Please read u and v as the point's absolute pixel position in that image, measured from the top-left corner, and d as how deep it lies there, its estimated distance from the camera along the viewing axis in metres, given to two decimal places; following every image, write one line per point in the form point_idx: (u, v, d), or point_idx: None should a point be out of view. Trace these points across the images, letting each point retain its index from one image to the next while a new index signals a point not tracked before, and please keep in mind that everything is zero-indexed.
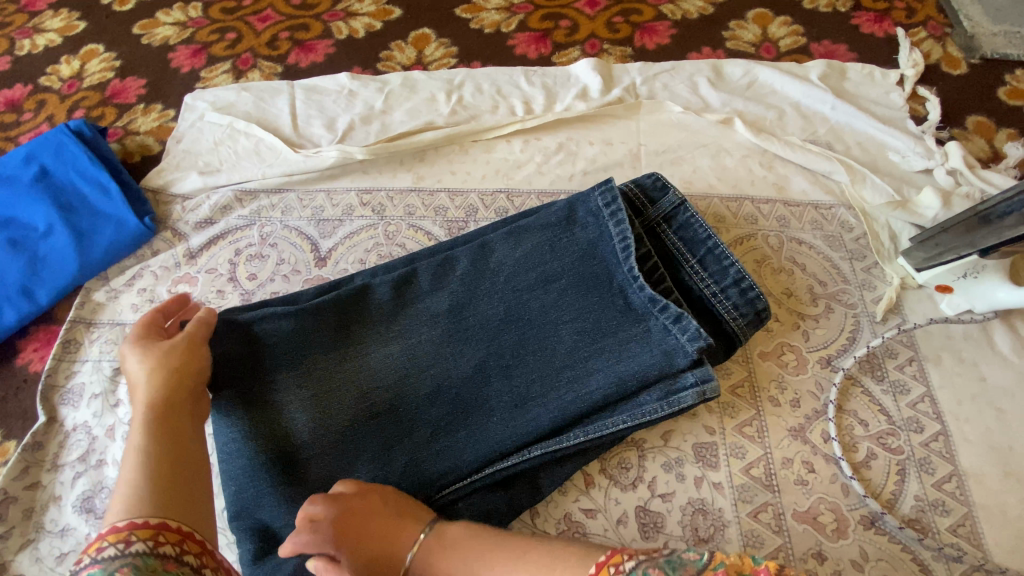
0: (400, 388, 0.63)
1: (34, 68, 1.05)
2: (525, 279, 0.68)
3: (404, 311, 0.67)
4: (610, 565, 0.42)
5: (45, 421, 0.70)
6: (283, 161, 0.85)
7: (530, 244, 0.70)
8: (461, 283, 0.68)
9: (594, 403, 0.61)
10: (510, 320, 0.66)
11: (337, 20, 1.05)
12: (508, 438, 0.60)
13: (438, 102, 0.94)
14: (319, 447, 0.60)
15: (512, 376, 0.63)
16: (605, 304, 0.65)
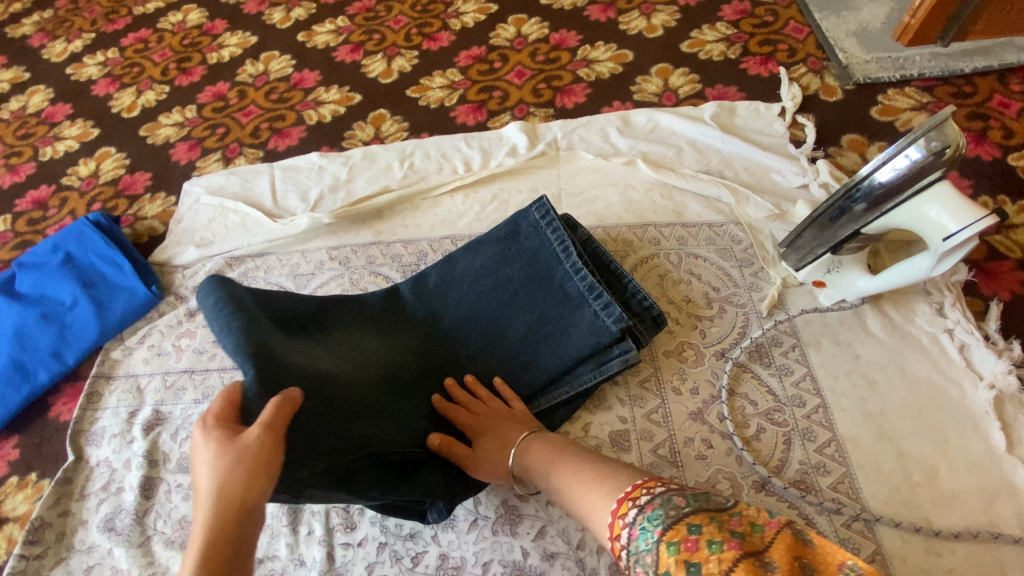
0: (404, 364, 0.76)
1: (58, 171, 1.26)
2: (484, 283, 0.83)
3: (394, 316, 0.82)
4: (630, 499, 0.51)
5: (73, 459, 0.84)
6: (265, 230, 1.03)
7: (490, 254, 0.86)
8: (434, 294, 0.84)
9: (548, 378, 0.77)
10: (475, 319, 0.81)
11: (308, 109, 1.26)
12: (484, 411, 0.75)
13: (392, 169, 1.12)
14: (358, 387, 0.69)
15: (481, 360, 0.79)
16: (549, 298, 0.80)
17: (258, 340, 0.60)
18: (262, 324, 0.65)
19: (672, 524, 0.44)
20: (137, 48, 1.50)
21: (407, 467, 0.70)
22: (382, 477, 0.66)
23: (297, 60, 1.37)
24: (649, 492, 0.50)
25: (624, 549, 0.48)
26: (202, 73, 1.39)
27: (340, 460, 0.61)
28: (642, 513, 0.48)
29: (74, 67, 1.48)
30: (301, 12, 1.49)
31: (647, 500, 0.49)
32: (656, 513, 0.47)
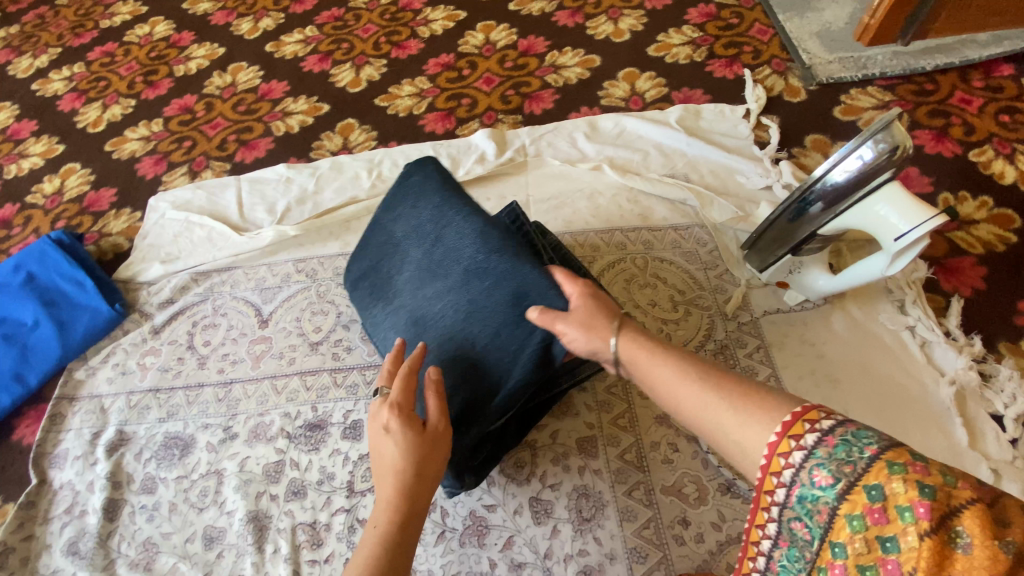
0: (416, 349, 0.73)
1: (22, 189, 1.24)
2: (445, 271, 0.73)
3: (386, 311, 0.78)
4: (808, 417, 0.45)
5: (36, 483, 0.82)
6: (231, 244, 1.02)
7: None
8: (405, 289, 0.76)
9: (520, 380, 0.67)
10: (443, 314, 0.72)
11: (276, 120, 1.25)
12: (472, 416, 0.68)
13: (361, 178, 1.11)
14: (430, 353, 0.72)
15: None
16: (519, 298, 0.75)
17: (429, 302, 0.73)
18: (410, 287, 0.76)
19: (890, 445, 0.41)
20: (103, 62, 1.48)
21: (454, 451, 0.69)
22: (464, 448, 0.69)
23: (265, 71, 1.36)
24: (814, 431, 0.44)
25: (796, 455, 0.44)
26: (169, 86, 1.38)
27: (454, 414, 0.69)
28: (843, 423, 0.43)
29: (39, 83, 1.46)
30: (269, 23, 1.48)
31: (816, 441, 0.44)
32: (864, 427, 0.43)
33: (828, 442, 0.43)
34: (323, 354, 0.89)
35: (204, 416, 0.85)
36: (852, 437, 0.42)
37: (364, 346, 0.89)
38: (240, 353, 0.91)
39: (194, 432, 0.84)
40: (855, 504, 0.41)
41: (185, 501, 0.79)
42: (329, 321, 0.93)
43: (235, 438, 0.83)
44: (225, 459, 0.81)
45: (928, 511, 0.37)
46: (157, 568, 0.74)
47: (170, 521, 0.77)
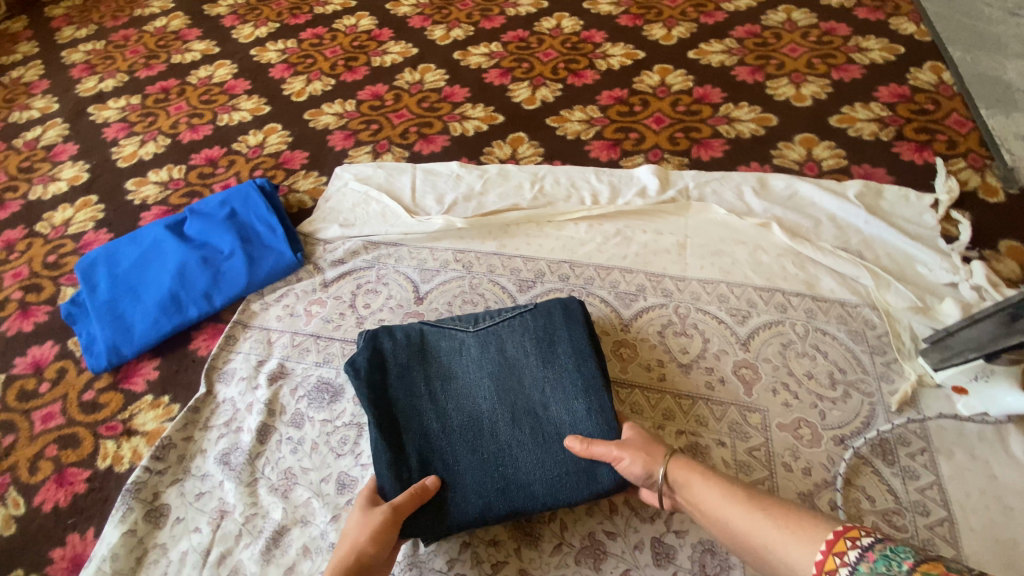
0: (482, 352, 0.82)
1: (230, 136, 1.41)
2: (539, 402, 0.77)
3: (515, 330, 0.83)
4: (845, 540, 0.51)
5: (204, 391, 0.92)
6: (402, 223, 1.13)
7: (586, 376, 0.77)
8: (539, 352, 0.80)
9: (420, 430, 0.76)
10: (501, 385, 0.78)
11: (454, 121, 1.36)
12: (403, 382, 0.79)
13: (524, 188, 1.18)
14: (467, 358, 0.81)
15: (472, 413, 0.76)
16: (502, 453, 0.74)
17: (509, 378, 0.79)
18: (531, 361, 0.80)
19: (926, 560, 0.46)
20: (312, 42, 1.67)
21: (379, 366, 0.81)
22: (375, 371, 0.80)
23: (450, 76, 1.49)
24: (856, 548, 0.50)
25: (844, 570, 0.50)
26: (365, 74, 1.53)
27: (401, 388, 0.79)
28: (881, 539, 0.49)
29: (257, 50, 1.67)
30: (459, 33, 1.62)
31: (858, 557, 0.49)
32: (900, 545, 0.48)
33: (867, 557, 0.48)
34: None
35: None
36: (890, 553, 0.48)
37: None
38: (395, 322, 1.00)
39: (343, 384, 0.91)
40: None
41: (326, 443, 0.85)
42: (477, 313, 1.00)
43: None
44: None
45: None
46: (292, 498, 0.80)
47: (310, 458, 0.84)
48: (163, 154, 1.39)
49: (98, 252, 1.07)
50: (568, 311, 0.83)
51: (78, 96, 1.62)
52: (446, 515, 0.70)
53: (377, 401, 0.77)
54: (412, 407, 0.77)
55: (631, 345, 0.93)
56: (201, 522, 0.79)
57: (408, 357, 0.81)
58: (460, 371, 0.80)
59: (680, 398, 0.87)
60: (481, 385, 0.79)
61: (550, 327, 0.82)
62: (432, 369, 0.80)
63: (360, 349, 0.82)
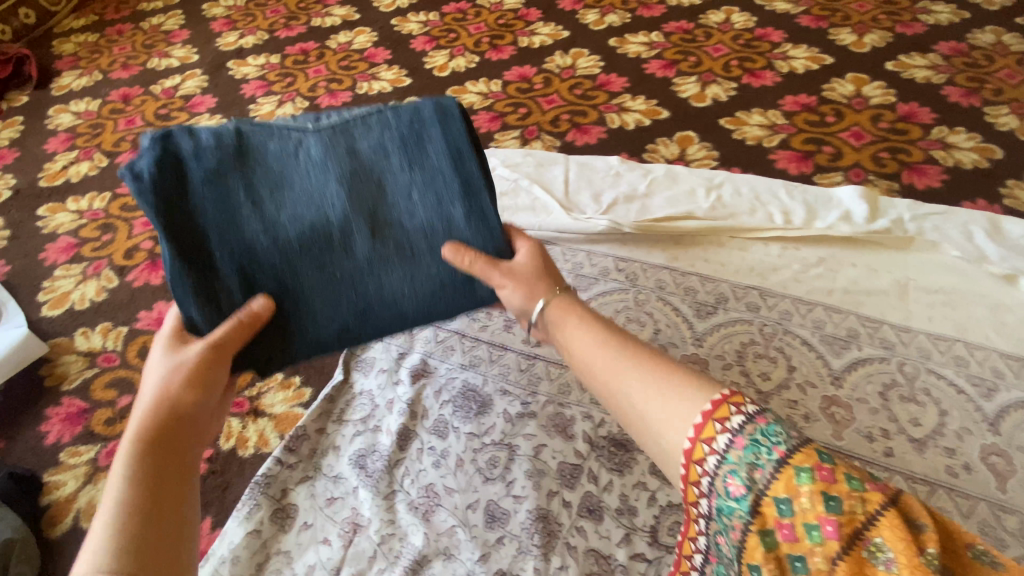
0: (259, 136, 0.54)
1: (370, 106, 1.33)
2: (369, 200, 0.54)
3: (336, 123, 0.56)
4: (728, 406, 0.43)
5: (340, 379, 0.83)
6: (555, 219, 0.99)
7: (429, 166, 0.56)
8: (337, 133, 0.56)
9: (287, 262, 0.53)
10: (280, 181, 0.53)
11: (611, 112, 1.22)
12: (254, 196, 0.52)
13: (698, 195, 1.02)
14: (235, 144, 0.53)
15: (322, 230, 0.53)
16: (352, 283, 0.54)
17: (310, 172, 0.54)
18: (332, 151, 0.55)
19: (800, 448, 0.40)
20: (456, 16, 1.57)
21: (168, 166, 0.51)
22: (175, 179, 0.51)
23: (606, 63, 1.35)
24: (722, 430, 0.43)
25: (710, 463, 0.43)
26: (512, 53, 1.42)
27: (232, 203, 0.52)
28: (753, 417, 0.42)
29: (398, 20, 1.60)
30: (615, 19, 1.48)
31: (727, 444, 0.42)
32: (769, 424, 0.42)
33: (737, 444, 0.42)
34: None
35: (504, 380, 0.81)
36: (762, 438, 0.41)
37: None
38: None
39: (493, 394, 0.80)
40: (767, 517, 0.40)
41: (473, 463, 0.73)
42: (646, 335, 0.85)
43: (533, 418, 0.77)
44: (520, 437, 0.75)
45: (835, 527, 0.36)
46: (434, 523, 0.69)
47: (455, 476, 0.73)
48: (301, 117, 1.33)
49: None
50: (427, 107, 0.58)
51: (218, 49, 1.60)
52: (304, 340, 0.55)
53: (241, 230, 0.52)
54: (226, 217, 0.52)
55: (845, 404, 0.76)
56: (331, 532, 0.69)
57: (188, 144, 0.52)
58: (239, 176, 0.53)
59: (912, 481, 0.70)
60: (267, 174, 0.53)
61: (358, 116, 0.57)
62: (212, 159, 0.52)
63: (142, 151, 0.51)
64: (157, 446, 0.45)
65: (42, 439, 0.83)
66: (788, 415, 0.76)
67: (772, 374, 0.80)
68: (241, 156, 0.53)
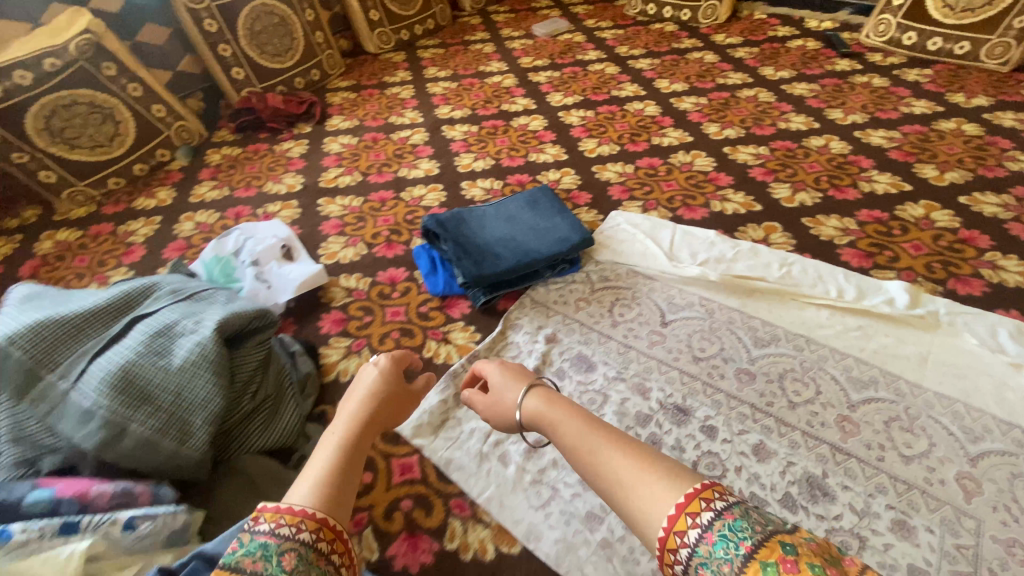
0: (510, 219, 1.46)
1: (536, 170, 1.86)
2: (528, 230, 1.42)
3: (516, 206, 1.49)
4: (700, 500, 0.53)
5: (500, 331, 1.31)
6: (661, 264, 1.40)
7: (575, 226, 1.42)
8: (534, 214, 1.46)
9: (504, 252, 1.36)
10: (519, 231, 1.42)
11: (715, 200, 1.63)
12: (501, 237, 1.41)
13: (772, 267, 1.38)
14: (503, 222, 1.46)
15: (523, 244, 1.38)
16: (504, 248, 1.38)
17: (527, 227, 1.43)
18: (492, 211, 1.49)
19: (764, 542, 0.48)
20: (607, 116, 2.10)
21: (477, 230, 1.44)
22: (480, 235, 1.42)
23: (718, 164, 1.77)
24: (696, 524, 0.51)
25: (683, 551, 0.51)
26: (645, 148, 1.89)
27: (493, 239, 1.41)
28: (720, 514, 0.51)
29: (563, 113, 2.16)
30: (731, 132, 1.92)
31: (698, 538, 0.50)
32: (737, 519, 0.50)
33: (707, 540, 0.49)
34: (702, 368, 1.19)
35: (606, 356, 1.23)
36: (729, 533, 0.49)
37: (734, 381, 1.16)
38: (641, 334, 1.27)
39: (596, 361, 1.22)
40: None
41: (578, 398, 1.15)
42: (713, 349, 1.22)
43: (622, 382, 1.17)
44: (612, 390, 1.16)
45: None
46: None
47: None
48: (488, 170, 1.89)
49: (422, 233, 1.50)
50: (560, 203, 1.49)
51: (436, 117, 2.26)
52: (501, 274, 1.33)
53: (493, 246, 1.39)
54: (461, 233, 1.42)
55: (854, 422, 1.06)
56: None
57: (485, 226, 1.45)
58: (497, 226, 1.44)
59: (894, 480, 0.97)
60: (508, 229, 1.43)
61: (550, 207, 1.48)
62: (489, 226, 1.45)
63: (429, 221, 1.44)
64: (354, 445, 0.75)
65: (320, 329, 1.41)
66: (808, 419, 1.08)
67: (803, 392, 1.12)
68: (504, 229, 1.43)
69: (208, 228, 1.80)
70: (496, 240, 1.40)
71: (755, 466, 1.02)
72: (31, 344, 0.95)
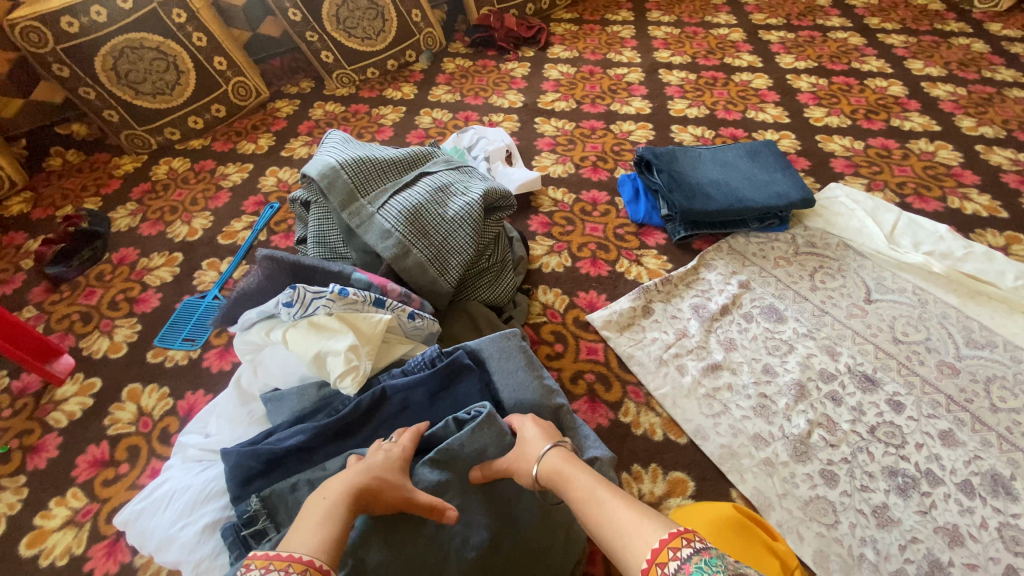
0: (727, 165, 1.50)
1: (752, 127, 1.85)
2: (745, 179, 1.45)
3: (735, 154, 1.53)
4: (681, 538, 0.59)
5: (693, 266, 1.39)
6: (877, 244, 1.38)
7: (796, 185, 1.43)
8: (753, 166, 1.49)
9: (718, 193, 1.42)
10: (736, 177, 1.46)
11: (955, 196, 1.55)
12: (717, 178, 1.46)
13: (1008, 276, 1.29)
14: (719, 166, 1.50)
15: (740, 190, 1.42)
16: (718, 189, 1.43)
17: (744, 175, 1.46)
18: (709, 154, 1.54)
19: None
20: (841, 88, 2.00)
21: (692, 167, 1.50)
22: (695, 172, 1.48)
23: (966, 161, 1.67)
24: (678, 556, 0.57)
25: None
26: (881, 128, 1.80)
27: (708, 179, 1.46)
28: (698, 551, 0.56)
29: (792, 76, 2.08)
30: (989, 131, 1.78)
31: (675, 569, 0.56)
32: (712, 557, 0.55)
33: (684, 569, 0.55)
34: (900, 350, 1.19)
35: (797, 313, 1.28)
36: (705, 566, 0.54)
37: (934, 370, 1.15)
38: (840, 303, 1.28)
39: (787, 315, 1.27)
40: None
41: (762, 340, 1.23)
42: (918, 337, 1.21)
43: (810, 339, 1.22)
44: (799, 343, 1.22)
45: None
46: (730, 355, 1.21)
47: (748, 341, 1.24)
48: (702, 119, 1.92)
49: (636, 163, 1.60)
50: (781, 161, 1.50)
51: (655, 59, 2.29)
52: (712, 212, 1.39)
53: (707, 185, 1.45)
54: (676, 167, 1.49)
55: None
56: (670, 331, 1.27)
57: (701, 166, 1.50)
58: (713, 168, 1.49)
59: None
60: (725, 174, 1.47)
61: (771, 162, 1.49)
62: (705, 167, 1.50)
63: (648, 151, 1.53)
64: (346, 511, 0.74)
65: (529, 226, 1.62)
66: (1009, 426, 1.06)
67: (1012, 401, 1.10)
68: (720, 172, 1.48)
69: (443, 125, 2.11)
70: (709, 182, 1.45)
71: (938, 448, 1.04)
72: (354, 170, 1.24)
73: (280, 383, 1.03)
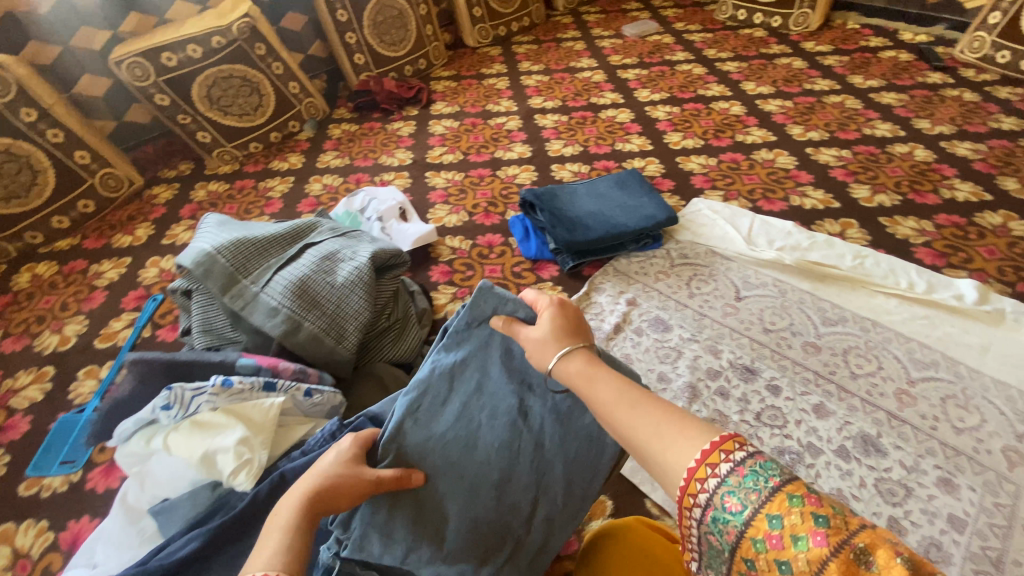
0: (600, 196, 1.63)
1: (622, 157, 2.03)
2: (617, 207, 1.58)
3: (606, 185, 1.66)
4: (730, 444, 0.53)
5: (585, 293, 1.48)
6: (738, 247, 1.54)
7: (661, 206, 1.58)
8: (623, 194, 1.63)
9: (595, 223, 1.53)
10: (609, 206, 1.59)
11: (796, 195, 1.77)
12: (592, 210, 1.58)
13: (845, 257, 1.49)
14: (593, 198, 1.63)
15: (613, 218, 1.54)
16: (595, 220, 1.54)
17: (616, 204, 1.59)
18: (584, 188, 1.67)
19: (792, 480, 0.48)
20: (692, 113, 2.26)
21: (570, 202, 1.61)
22: (572, 206, 1.59)
23: (800, 163, 1.92)
24: (728, 461, 0.51)
25: (705, 487, 0.51)
26: (729, 145, 2.04)
27: (585, 211, 1.58)
28: (751, 454, 0.51)
29: (650, 108, 2.32)
30: (815, 135, 2.07)
31: (728, 471, 0.51)
32: (768, 462, 0.50)
33: (738, 472, 0.50)
34: (771, 338, 1.33)
35: (681, 320, 1.39)
36: (759, 469, 0.50)
37: (800, 351, 1.29)
38: (716, 305, 1.41)
39: (673, 324, 1.38)
40: (758, 530, 0.47)
41: (655, 351, 1.32)
42: (783, 324, 1.35)
43: (696, 342, 1.33)
44: (687, 348, 1.32)
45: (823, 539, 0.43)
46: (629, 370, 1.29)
47: (643, 353, 1.32)
48: (577, 155, 2.08)
49: (519, 205, 1.69)
50: (646, 187, 1.66)
51: (529, 105, 2.47)
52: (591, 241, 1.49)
53: (584, 217, 1.56)
54: (555, 204, 1.60)
55: (911, 395, 1.19)
56: None
57: (577, 200, 1.62)
58: (588, 201, 1.61)
59: (944, 446, 1.11)
60: (600, 204, 1.60)
61: (638, 189, 1.64)
62: (581, 200, 1.62)
63: (528, 193, 1.63)
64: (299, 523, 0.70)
65: (429, 279, 1.65)
66: (868, 389, 1.21)
67: (867, 366, 1.25)
68: (595, 204, 1.60)
69: (334, 190, 2.12)
70: (586, 214, 1.56)
71: (814, 421, 1.16)
72: (232, 253, 1.21)
73: (168, 492, 0.94)
